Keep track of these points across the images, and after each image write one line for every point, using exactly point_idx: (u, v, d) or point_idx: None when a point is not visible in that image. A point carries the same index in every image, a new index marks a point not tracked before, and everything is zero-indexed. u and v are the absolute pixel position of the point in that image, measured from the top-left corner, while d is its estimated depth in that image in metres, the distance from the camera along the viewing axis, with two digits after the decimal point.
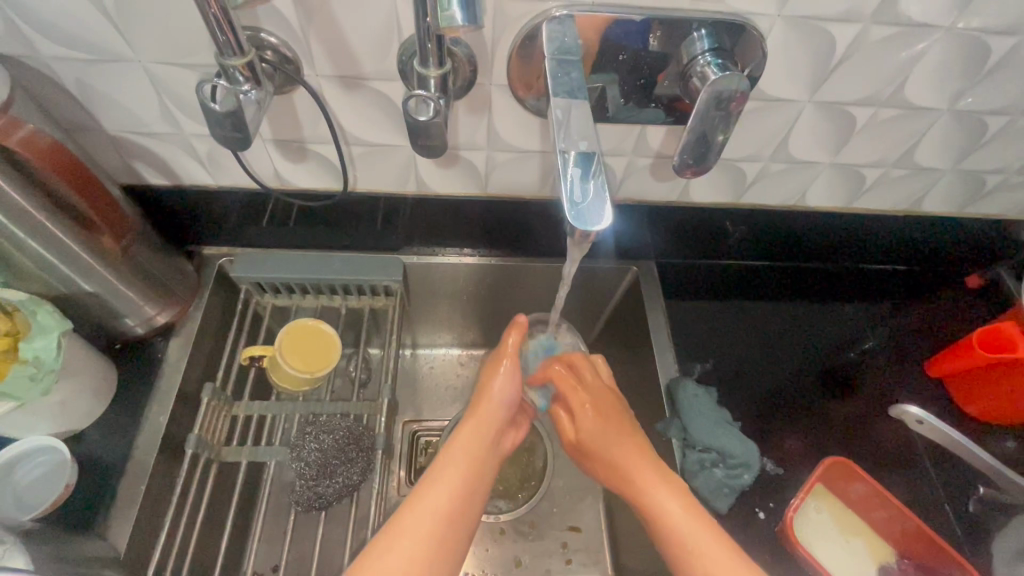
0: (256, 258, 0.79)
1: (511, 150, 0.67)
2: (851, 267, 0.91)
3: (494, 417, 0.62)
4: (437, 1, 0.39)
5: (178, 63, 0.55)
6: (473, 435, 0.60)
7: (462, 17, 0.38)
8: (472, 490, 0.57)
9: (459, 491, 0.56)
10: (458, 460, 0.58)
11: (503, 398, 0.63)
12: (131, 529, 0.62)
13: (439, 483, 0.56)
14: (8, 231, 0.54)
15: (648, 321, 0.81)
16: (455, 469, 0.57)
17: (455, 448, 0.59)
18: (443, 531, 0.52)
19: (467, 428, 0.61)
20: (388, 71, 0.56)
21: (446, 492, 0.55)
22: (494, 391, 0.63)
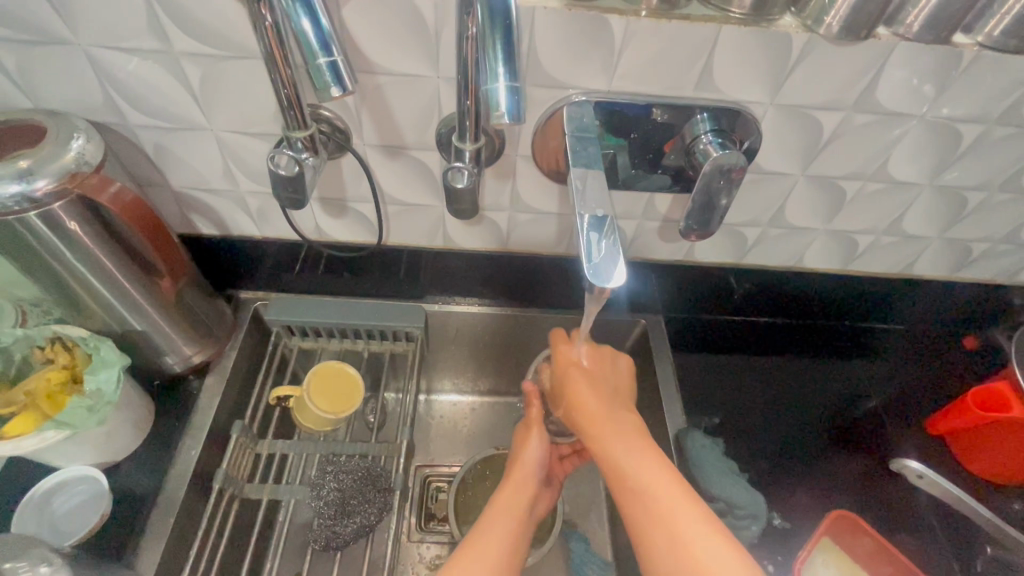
0: (290, 302, 0.86)
1: (530, 211, 0.74)
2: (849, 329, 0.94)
3: (528, 474, 0.67)
4: (489, 102, 0.44)
5: (247, 132, 0.63)
6: (514, 495, 0.64)
7: (508, 117, 0.44)
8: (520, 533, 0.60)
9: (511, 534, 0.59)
10: (506, 512, 0.62)
11: (534, 458, 0.69)
12: (159, 561, 0.64)
13: (490, 526, 0.59)
14: (84, 278, 0.61)
15: (656, 372, 0.85)
16: (504, 520, 0.60)
17: (498, 507, 0.62)
18: (502, 569, 0.55)
19: (506, 489, 0.65)
20: (427, 142, 0.64)
21: (498, 534, 0.58)
22: (526, 457, 0.68)
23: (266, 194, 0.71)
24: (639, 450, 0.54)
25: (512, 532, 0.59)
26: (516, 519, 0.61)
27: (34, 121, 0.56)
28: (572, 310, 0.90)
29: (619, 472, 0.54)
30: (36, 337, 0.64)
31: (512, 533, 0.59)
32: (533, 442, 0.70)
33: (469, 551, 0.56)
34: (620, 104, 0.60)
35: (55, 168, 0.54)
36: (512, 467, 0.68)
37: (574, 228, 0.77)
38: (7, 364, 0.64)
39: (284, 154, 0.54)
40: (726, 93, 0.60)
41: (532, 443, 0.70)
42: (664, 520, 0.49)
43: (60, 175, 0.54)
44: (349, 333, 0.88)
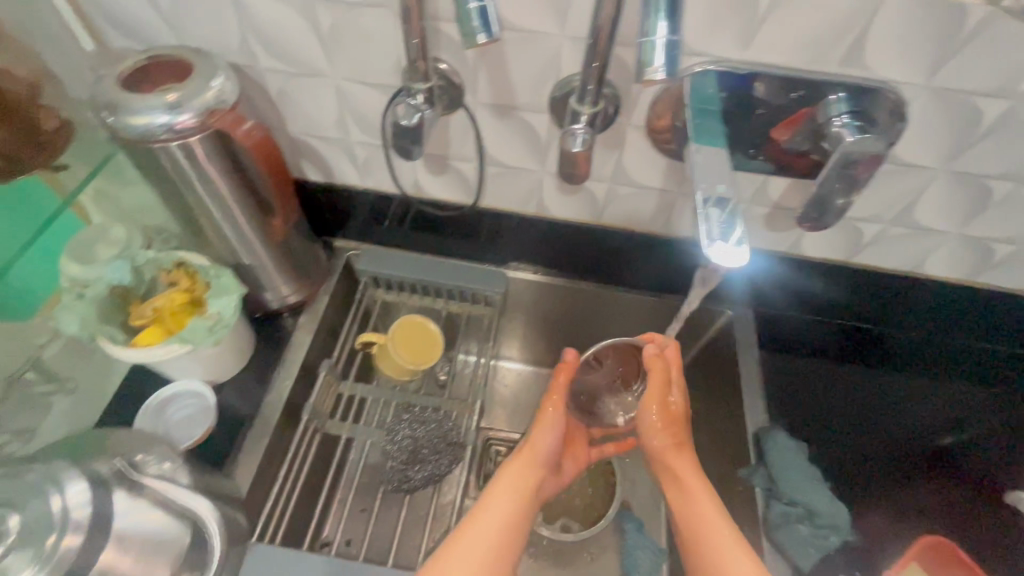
0: (379, 254, 0.89)
1: (632, 185, 0.72)
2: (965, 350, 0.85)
3: (534, 457, 0.66)
4: (641, 57, 0.43)
5: (366, 81, 0.64)
6: (522, 477, 0.65)
7: (664, 72, 0.42)
8: (519, 513, 0.63)
9: (513, 517, 0.62)
10: (513, 496, 0.63)
11: (545, 444, 0.67)
12: (253, 477, 0.70)
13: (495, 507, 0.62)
14: (209, 210, 0.66)
15: (737, 366, 0.82)
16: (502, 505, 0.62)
17: (503, 489, 0.64)
18: (498, 552, 0.58)
19: (513, 471, 0.65)
20: (539, 104, 0.63)
21: (497, 516, 0.61)
22: (539, 441, 0.67)
23: (374, 146, 0.72)
24: (715, 511, 0.61)
25: (513, 515, 0.62)
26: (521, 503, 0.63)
27: (180, 56, 0.59)
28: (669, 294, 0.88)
29: (699, 525, 0.60)
30: (164, 260, 0.70)
31: (514, 517, 0.62)
32: (546, 427, 0.68)
33: (470, 532, 0.59)
34: (756, 76, 0.56)
35: (198, 104, 0.56)
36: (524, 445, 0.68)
37: (672, 208, 0.74)
38: (136, 281, 0.70)
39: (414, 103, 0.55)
40: (874, 70, 0.55)
41: (544, 428, 0.68)
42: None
43: (207, 107, 0.56)
44: (430, 290, 0.91)
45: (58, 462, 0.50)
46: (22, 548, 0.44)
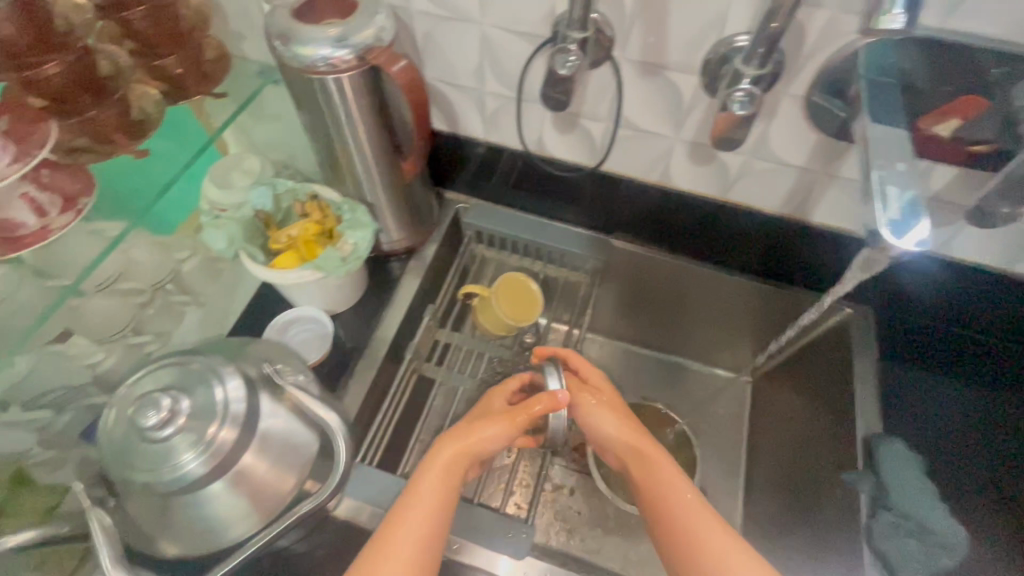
0: (487, 210, 0.91)
1: (772, 160, 0.67)
2: None
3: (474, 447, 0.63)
4: None
5: (513, 30, 0.64)
6: (449, 475, 0.60)
7: None
8: (451, 496, 0.59)
9: (446, 499, 0.58)
10: (435, 494, 0.58)
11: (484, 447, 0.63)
12: (361, 405, 0.74)
13: (418, 500, 0.57)
14: (348, 148, 0.68)
15: (852, 367, 0.78)
16: (433, 490, 0.58)
17: (425, 486, 0.59)
18: (426, 555, 0.54)
19: (437, 468, 0.60)
20: (691, 65, 0.60)
21: (422, 513, 0.56)
22: (479, 440, 0.63)
23: (507, 99, 0.72)
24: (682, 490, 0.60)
25: (440, 513, 0.57)
26: (447, 497, 0.59)
27: None
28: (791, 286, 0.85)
29: (666, 506, 0.59)
30: (300, 192, 0.75)
31: (440, 516, 0.57)
32: (484, 428, 0.64)
33: (397, 531, 0.55)
34: (956, 47, 0.51)
35: (359, 39, 0.57)
36: (459, 440, 0.63)
37: (810, 190, 0.70)
38: (274, 209, 0.75)
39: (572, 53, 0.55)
40: None
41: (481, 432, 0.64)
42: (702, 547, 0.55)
43: (368, 44, 0.58)
44: (532, 252, 0.92)
45: (214, 357, 0.55)
46: (189, 431, 0.49)
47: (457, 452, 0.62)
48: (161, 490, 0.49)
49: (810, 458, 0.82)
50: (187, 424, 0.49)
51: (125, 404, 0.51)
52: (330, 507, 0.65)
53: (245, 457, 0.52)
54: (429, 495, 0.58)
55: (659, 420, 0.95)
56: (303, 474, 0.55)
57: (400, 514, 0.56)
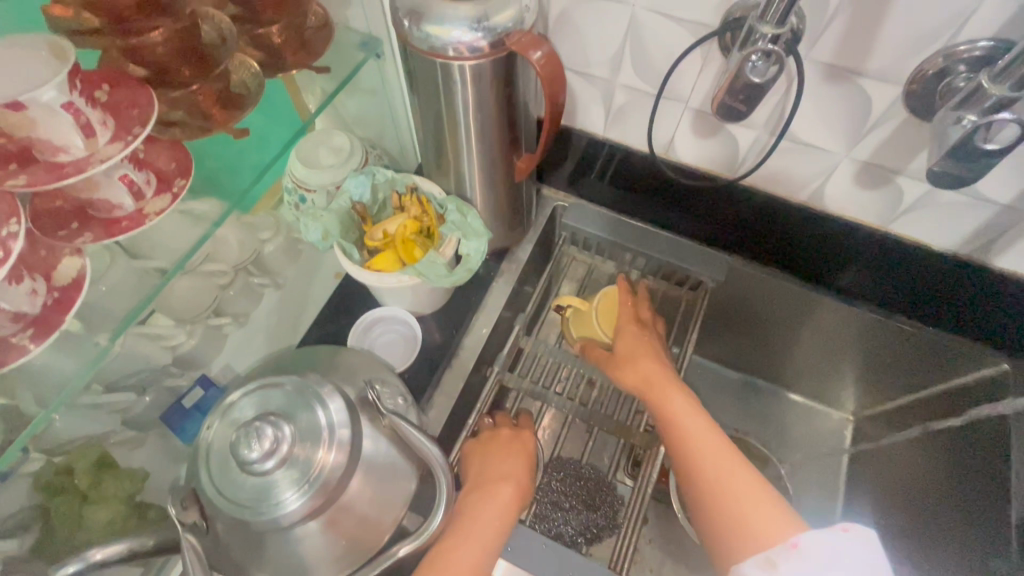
0: (589, 212, 0.82)
1: (964, 193, 0.57)
2: None
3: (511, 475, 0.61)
4: None
5: (671, 15, 0.54)
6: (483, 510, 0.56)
7: None
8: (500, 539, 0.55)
9: (491, 540, 0.54)
10: (478, 528, 0.54)
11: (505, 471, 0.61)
12: (447, 419, 0.69)
13: (459, 542, 0.53)
14: (464, 144, 0.61)
15: (1007, 430, 0.64)
16: (484, 529, 0.55)
17: (466, 522, 0.55)
18: None
19: (473, 501, 0.57)
20: (897, 73, 0.49)
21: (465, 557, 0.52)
22: (497, 472, 0.61)
23: (643, 93, 0.63)
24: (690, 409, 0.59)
25: (488, 552, 0.53)
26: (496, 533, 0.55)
27: None
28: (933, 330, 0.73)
29: (676, 431, 0.58)
30: (399, 183, 0.68)
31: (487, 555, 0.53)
32: (499, 460, 0.63)
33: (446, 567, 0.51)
34: None
35: (499, 21, 0.49)
36: (485, 479, 0.60)
37: (1004, 228, 0.59)
38: (371, 200, 0.69)
39: (760, 52, 0.44)
40: None
41: (495, 470, 0.61)
42: (716, 460, 0.54)
43: (508, 27, 0.49)
44: (633, 261, 0.83)
45: (310, 374, 0.50)
46: (292, 464, 0.45)
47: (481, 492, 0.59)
48: (260, 526, 0.44)
49: (941, 532, 0.69)
50: (289, 456, 0.45)
51: (227, 428, 0.47)
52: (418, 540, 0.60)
53: (347, 489, 0.47)
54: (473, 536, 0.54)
55: (750, 455, 0.85)
56: (401, 510, 0.49)
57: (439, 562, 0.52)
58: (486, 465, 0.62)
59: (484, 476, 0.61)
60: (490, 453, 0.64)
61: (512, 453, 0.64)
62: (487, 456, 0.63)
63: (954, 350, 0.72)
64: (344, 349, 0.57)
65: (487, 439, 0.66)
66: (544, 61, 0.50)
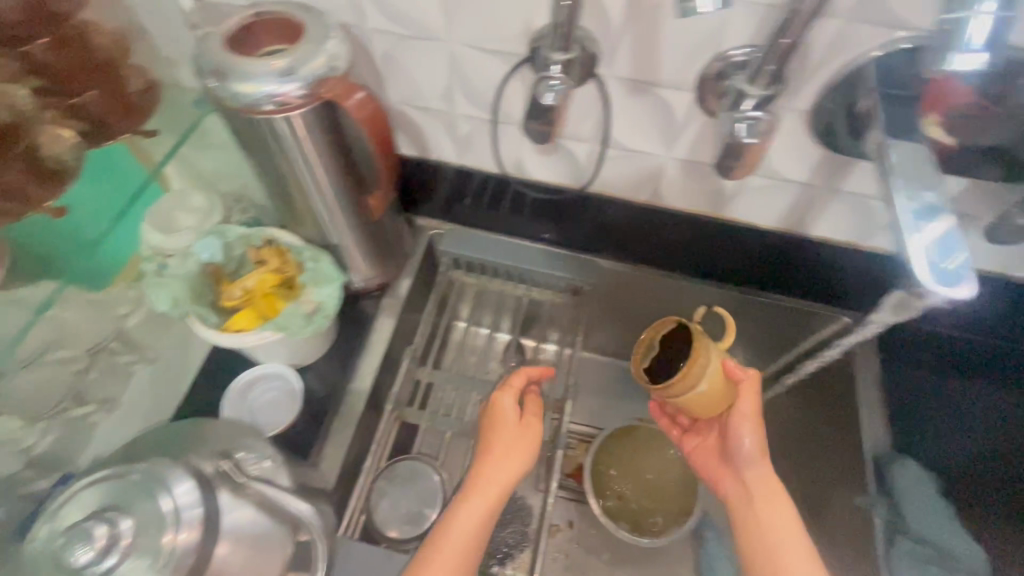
0: (467, 236, 0.85)
1: (770, 177, 0.63)
2: None
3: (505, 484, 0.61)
4: None
5: (485, 48, 0.57)
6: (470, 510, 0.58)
7: None
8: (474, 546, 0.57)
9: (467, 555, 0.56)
10: (456, 538, 0.57)
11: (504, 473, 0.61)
12: (340, 467, 0.68)
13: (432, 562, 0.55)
14: (308, 191, 0.60)
15: (845, 375, 0.75)
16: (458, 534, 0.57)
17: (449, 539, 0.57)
18: None
19: (466, 506, 0.59)
20: (686, 81, 0.54)
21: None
22: (500, 470, 0.61)
23: (481, 120, 0.65)
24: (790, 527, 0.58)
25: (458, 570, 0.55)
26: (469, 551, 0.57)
27: (286, 14, 0.51)
28: (787, 297, 0.78)
29: (767, 534, 0.59)
30: (253, 237, 0.66)
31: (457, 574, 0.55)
32: (499, 452, 0.62)
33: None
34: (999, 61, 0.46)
35: (309, 70, 0.49)
36: (480, 472, 0.61)
37: (811, 205, 0.66)
38: (226, 258, 0.66)
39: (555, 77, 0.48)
40: None
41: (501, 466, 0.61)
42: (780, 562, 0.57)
43: (322, 74, 0.50)
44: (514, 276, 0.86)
45: (158, 459, 0.47)
46: (140, 554, 0.41)
47: (478, 497, 0.59)
48: None
49: (822, 483, 0.74)
50: (132, 549, 0.41)
51: (57, 533, 0.43)
52: None
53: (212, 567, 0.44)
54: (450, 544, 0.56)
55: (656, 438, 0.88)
56: None
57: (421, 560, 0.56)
58: (489, 452, 0.63)
59: (484, 460, 0.62)
60: (492, 438, 0.63)
61: (526, 439, 0.64)
62: (489, 448, 0.63)
63: (799, 310, 0.77)
64: (214, 420, 0.56)
65: (489, 423, 0.65)
66: (360, 106, 0.54)
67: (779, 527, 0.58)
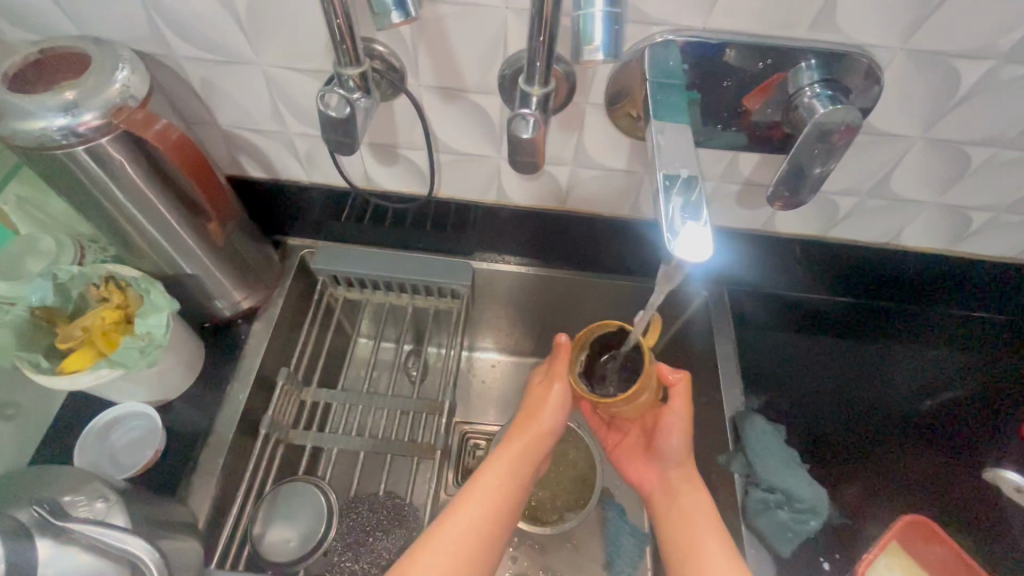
0: (335, 252, 0.83)
1: (596, 167, 0.68)
2: (913, 324, 0.83)
3: (543, 440, 0.64)
4: (580, 32, 0.41)
5: (296, 68, 0.58)
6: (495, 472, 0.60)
7: (604, 52, 0.40)
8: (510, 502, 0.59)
9: (480, 533, 0.55)
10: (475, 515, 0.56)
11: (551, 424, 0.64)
12: (210, 498, 0.66)
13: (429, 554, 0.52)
14: (137, 223, 0.60)
15: (713, 348, 0.78)
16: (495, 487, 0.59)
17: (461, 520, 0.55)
18: None
19: (491, 469, 0.60)
20: (489, 85, 0.58)
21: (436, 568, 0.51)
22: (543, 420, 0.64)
23: (316, 138, 0.67)
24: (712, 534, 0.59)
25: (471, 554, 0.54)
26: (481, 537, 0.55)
27: (81, 51, 0.52)
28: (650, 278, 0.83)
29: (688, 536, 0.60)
30: (90, 275, 0.64)
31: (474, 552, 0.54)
32: (553, 406, 0.64)
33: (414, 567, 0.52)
34: (730, 46, 0.53)
35: (102, 101, 0.50)
36: (520, 428, 0.64)
37: (641, 189, 0.71)
38: (64, 300, 0.64)
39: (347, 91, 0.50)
40: (847, 35, 0.53)
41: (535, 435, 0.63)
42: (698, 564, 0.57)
43: (118, 103, 0.51)
44: (393, 286, 0.85)
45: None
46: None
47: (506, 455, 0.62)
48: None
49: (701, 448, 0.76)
50: None
51: None
52: None
53: None
54: (485, 501, 0.57)
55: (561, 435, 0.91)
56: None
57: (450, 513, 0.56)
58: (526, 420, 0.64)
59: (528, 419, 0.64)
60: (536, 404, 0.65)
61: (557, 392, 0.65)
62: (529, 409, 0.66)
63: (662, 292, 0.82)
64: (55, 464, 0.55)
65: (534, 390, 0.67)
66: (162, 136, 0.54)
67: (693, 518, 0.62)
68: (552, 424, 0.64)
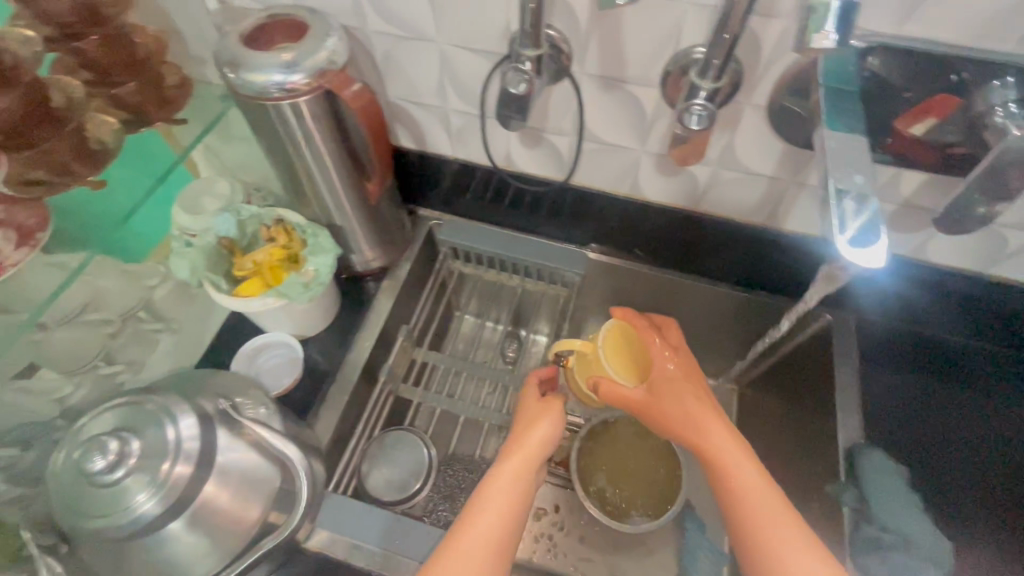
0: (460, 227, 0.89)
1: (739, 170, 0.67)
2: None
3: (537, 455, 0.60)
4: (809, 21, 0.41)
5: (471, 48, 0.63)
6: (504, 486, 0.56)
7: (836, 39, 0.41)
8: (519, 512, 0.56)
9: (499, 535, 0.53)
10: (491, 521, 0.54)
11: (542, 440, 0.61)
12: (333, 429, 0.73)
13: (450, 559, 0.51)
14: (312, 174, 0.67)
15: (832, 374, 0.74)
16: (499, 503, 0.55)
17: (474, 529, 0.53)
18: None
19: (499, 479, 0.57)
20: (651, 77, 0.59)
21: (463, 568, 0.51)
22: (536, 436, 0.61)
23: (472, 115, 0.72)
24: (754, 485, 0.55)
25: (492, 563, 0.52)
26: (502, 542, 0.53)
27: (300, 18, 0.60)
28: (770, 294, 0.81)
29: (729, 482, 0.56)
30: (264, 217, 0.74)
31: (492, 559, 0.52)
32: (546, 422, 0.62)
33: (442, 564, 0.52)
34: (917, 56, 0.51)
35: (312, 63, 0.57)
36: (517, 443, 0.61)
37: (782, 197, 0.69)
38: (241, 235, 0.74)
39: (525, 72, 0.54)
40: None
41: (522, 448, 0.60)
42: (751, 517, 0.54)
43: (323, 66, 0.57)
44: (508, 266, 0.89)
45: (170, 395, 0.54)
46: (142, 471, 0.48)
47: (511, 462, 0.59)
48: (119, 534, 0.48)
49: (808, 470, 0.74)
50: (138, 465, 0.48)
51: (76, 445, 0.51)
52: (305, 540, 0.64)
53: (201, 490, 0.51)
54: (496, 510, 0.55)
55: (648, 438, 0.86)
56: (265, 505, 0.53)
57: (463, 525, 0.54)
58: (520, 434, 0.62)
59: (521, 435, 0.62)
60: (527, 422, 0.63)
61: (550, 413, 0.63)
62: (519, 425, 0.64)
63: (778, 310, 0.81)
64: (220, 371, 0.62)
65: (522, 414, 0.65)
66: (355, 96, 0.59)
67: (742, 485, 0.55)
68: (545, 436, 0.61)
